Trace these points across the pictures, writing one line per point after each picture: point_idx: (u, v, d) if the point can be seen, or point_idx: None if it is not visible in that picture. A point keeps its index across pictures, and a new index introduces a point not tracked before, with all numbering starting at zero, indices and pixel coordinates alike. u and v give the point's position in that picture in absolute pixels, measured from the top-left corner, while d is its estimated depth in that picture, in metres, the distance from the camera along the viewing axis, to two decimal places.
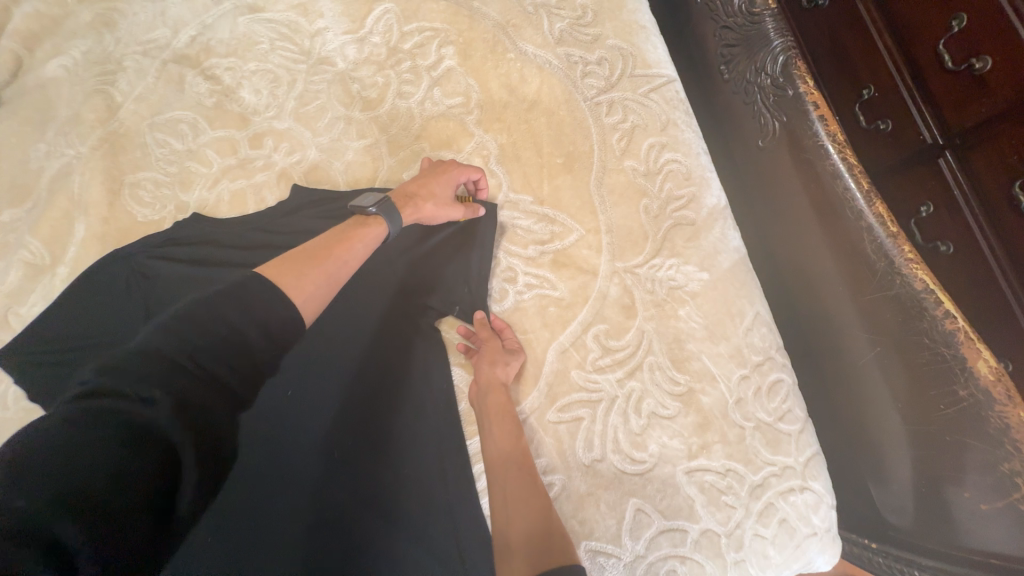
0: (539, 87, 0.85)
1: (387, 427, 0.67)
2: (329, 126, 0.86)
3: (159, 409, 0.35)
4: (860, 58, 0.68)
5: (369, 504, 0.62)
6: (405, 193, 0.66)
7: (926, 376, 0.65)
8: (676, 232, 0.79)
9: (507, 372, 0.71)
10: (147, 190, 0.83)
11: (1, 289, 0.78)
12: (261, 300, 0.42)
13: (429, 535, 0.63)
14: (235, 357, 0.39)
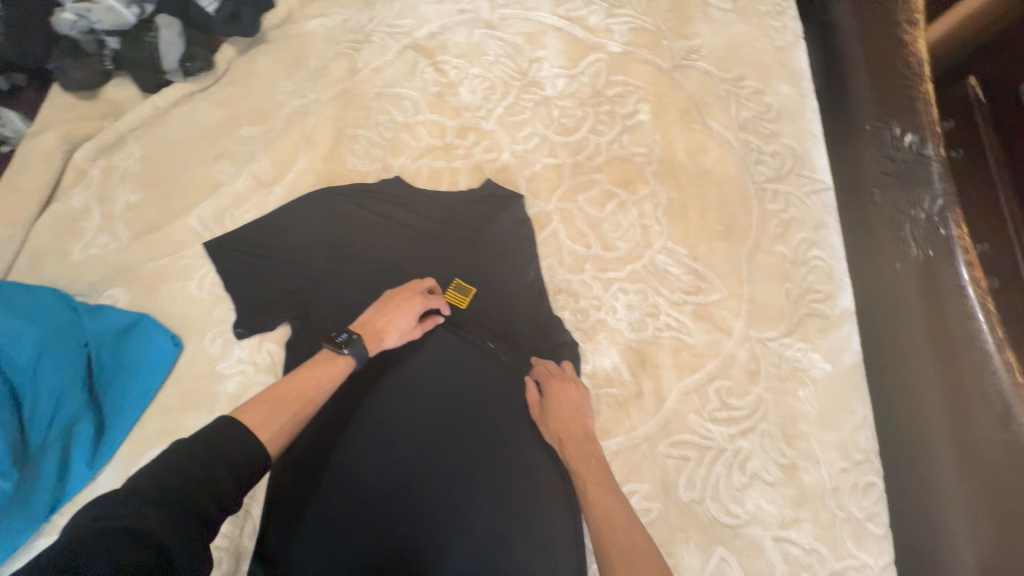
0: (716, 160, 0.96)
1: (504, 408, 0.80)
2: (527, 138, 0.98)
3: (148, 517, 0.44)
4: (983, 218, 0.80)
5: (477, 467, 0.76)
6: (373, 327, 0.74)
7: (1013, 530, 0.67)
8: (809, 320, 0.87)
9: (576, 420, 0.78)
10: (362, 145, 0.96)
11: (227, 190, 0.90)
12: (240, 431, 0.53)
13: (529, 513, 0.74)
14: (222, 464, 0.50)
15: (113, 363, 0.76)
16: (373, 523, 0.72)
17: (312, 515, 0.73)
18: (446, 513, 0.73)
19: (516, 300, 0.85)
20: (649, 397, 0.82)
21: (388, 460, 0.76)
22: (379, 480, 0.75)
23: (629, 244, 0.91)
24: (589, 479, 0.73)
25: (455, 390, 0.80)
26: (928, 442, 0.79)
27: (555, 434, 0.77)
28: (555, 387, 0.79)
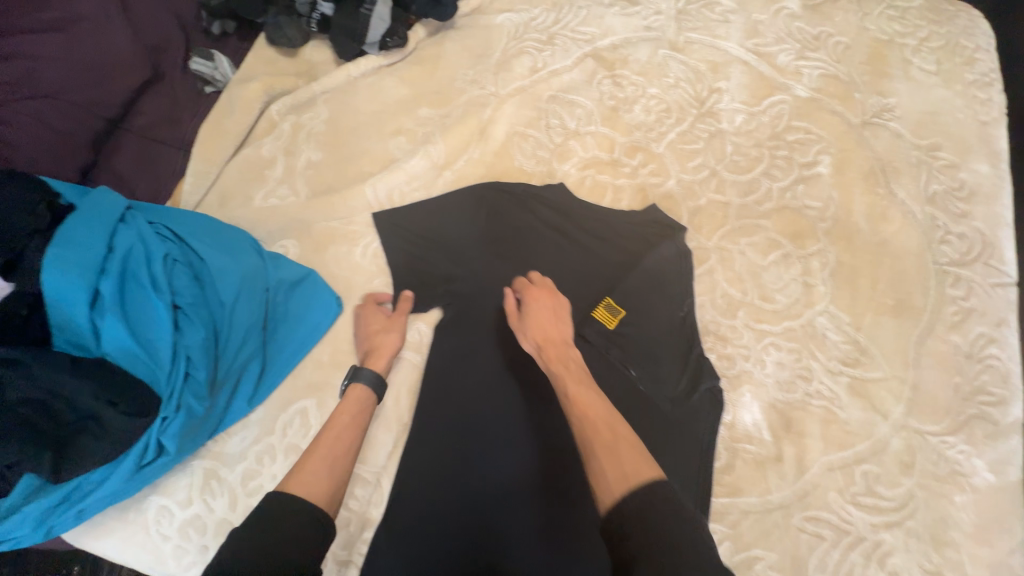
0: (896, 230, 0.90)
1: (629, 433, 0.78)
2: (696, 169, 0.96)
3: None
4: None
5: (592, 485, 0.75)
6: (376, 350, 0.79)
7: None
8: (977, 422, 0.80)
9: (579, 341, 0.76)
10: (531, 145, 0.97)
11: (401, 166, 0.93)
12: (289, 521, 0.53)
13: None
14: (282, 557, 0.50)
15: (283, 310, 0.80)
16: (467, 524, 0.73)
17: (421, 500, 0.74)
18: (524, 536, 0.73)
19: (664, 331, 0.84)
20: (788, 463, 0.78)
21: (478, 469, 0.76)
22: (495, 474, 0.75)
23: (789, 299, 0.87)
24: (570, 381, 0.70)
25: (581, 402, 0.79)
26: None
27: (532, 339, 0.75)
28: (533, 293, 0.79)
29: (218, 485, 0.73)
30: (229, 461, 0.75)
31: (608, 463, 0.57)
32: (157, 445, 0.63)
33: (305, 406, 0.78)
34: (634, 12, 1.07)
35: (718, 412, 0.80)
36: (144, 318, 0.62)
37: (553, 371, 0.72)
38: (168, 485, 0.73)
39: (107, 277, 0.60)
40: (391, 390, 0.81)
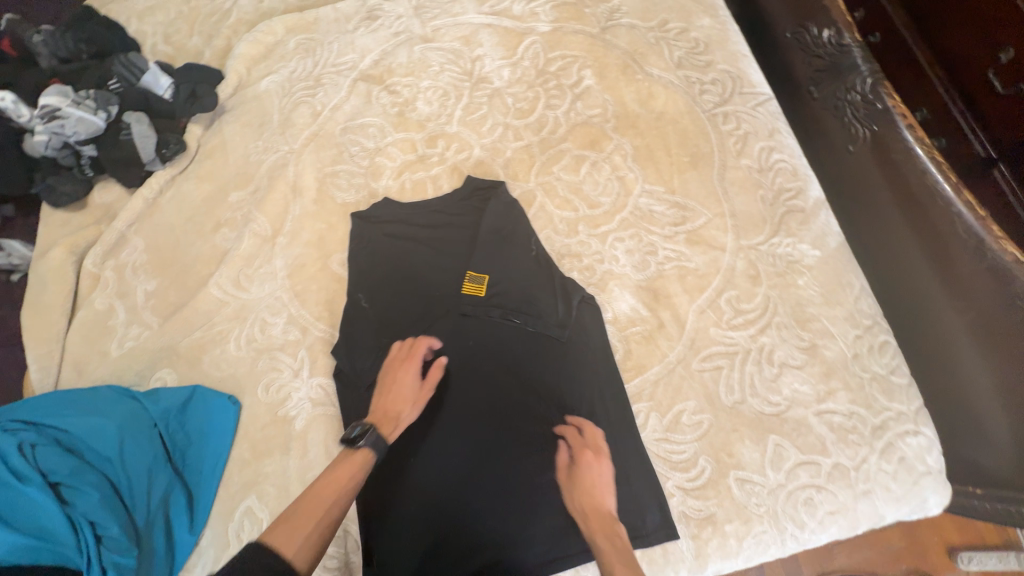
0: (665, 101, 1.04)
1: (539, 364, 0.86)
2: (490, 130, 1.05)
3: None
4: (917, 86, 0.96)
5: (530, 420, 0.83)
6: (388, 413, 0.78)
7: (1009, 346, 0.81)
8: (789, 217, 0.95)
9: (593, 480, 0.77)
10: (344, 179, 1.02)
11: (235, 253, 0.95)
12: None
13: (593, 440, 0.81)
14: None
15: (183, 436, 0.82)
16: (448, 529, 0.78)
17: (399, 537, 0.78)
18: (497, 500, 0.79)
19: (526, 268, 0.92)
20: (671, 324, 0.89)
21: (428, 484, 0.80)
22: (447, 474, 0.81)
23: (611, 197, 0.98)
24: (614, 559, 0.70)
25: (485, 366, 0.86)
26: (936, 301, 0.90)
27: (579, 507, 0.76)
28: (586, 458, 0.78)
29: None
30: None
31: None
32: None
33: (247, 504, 0.78)
34: (378, 25, 1.15)
35: (599, 315, 0.89)
36: (24, 508, 0.63)
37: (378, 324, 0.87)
38: None
39: None
40: None
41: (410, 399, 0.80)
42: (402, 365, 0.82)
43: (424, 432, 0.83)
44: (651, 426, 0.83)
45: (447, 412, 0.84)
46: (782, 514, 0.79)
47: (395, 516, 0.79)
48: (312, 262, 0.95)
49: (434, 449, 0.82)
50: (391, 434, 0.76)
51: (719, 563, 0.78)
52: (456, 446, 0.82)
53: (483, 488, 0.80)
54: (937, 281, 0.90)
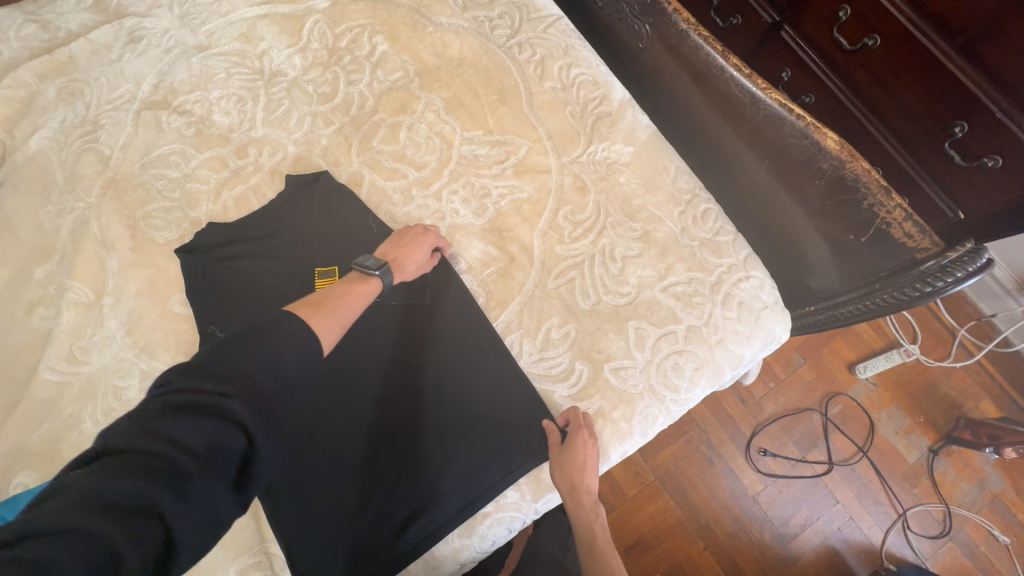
0: (460, 47, 1.05)
1: (411, 333, 0.90)
2: (299, 123, 1.02)
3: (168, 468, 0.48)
4: None
5: (416, 387, 0.86)
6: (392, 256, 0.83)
7: (796, 177, 0.94)
8: (600, 123, 1.00)
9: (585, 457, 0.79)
10: (159, 217, 0.95)
11: (61, 329, 0.88)
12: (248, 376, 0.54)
13: (475, 385, 0.86)
14: (197, 452, 0.50)
15: None
16: (361, 514, 0.78)
17: (314, 542, 0.77)
18: (401, 471, 0.81)
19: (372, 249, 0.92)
20: (520, 255, 0.93)
21: (333, 479, 0.81)
22: (348, 464, 0.82)
23: (436, 154, 0.99)
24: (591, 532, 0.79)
25: (362, 353, 0.89)
26: (743, 159, 1.02)
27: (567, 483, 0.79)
28: (582, 439, 0.80)
29: None
30: None
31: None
32: None
33: None
34: (144, 47, 1.05)
35: (451, 268, 0.93)
36: None
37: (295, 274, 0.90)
38: None
39: None
40: None
41: (416, 263, 0.85)
42: (419, 235, 0.87)
43: (318, 434, 0.84)
44: (526, 352, 0.89)
45: (336, 407, 0.86)
46: (658, 385, 0.87)
47: (314, 525, 0.78)
48: (150, 312, 0.90)
49: (335, 444, 0.83)
50: (396, 277, 0.81)
51: (620, 447, 0.86)
52: (357, 436, 0.84)
53: (385, 464, 0.81)
54: (735, 138, 1.01)
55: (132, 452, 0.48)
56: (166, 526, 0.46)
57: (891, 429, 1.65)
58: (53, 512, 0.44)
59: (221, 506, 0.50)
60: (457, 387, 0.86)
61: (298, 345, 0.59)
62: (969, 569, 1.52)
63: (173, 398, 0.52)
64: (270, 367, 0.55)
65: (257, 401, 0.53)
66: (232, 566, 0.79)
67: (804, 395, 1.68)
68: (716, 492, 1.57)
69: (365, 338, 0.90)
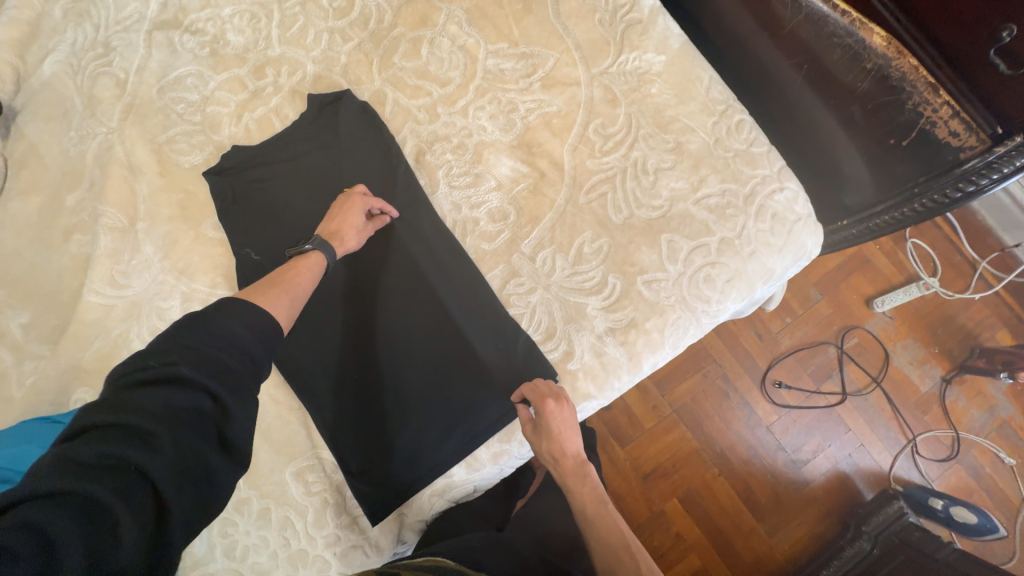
0: None
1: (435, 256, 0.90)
2: (317, 40, 0.98)
3: (131, 430, 0.47)
4: None
5: (443, 309, 0.88)
6: (330, 232, 0.81)
7: (835, 83, 0.90)
8: (630, 31, 0.95)
9: (561, 427, 0.78)
10: (183, 141, 0.94)
11: (98, 254, 0.89)
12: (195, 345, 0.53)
13: (498, 306, 0.87)
14: (159, 415, 0.49)
15: None
16: (401, 424, 0.85)
17: (362, 447, 0.85)
18: (435, 387, 0.86)
19: (392, 171, 0.91)
20: (550, 171, 0.92)
21: (373, 393, 0.87)
22: (385, 380, 0.87)
23: (460, 69, 0.96)
24: (582, 491, 0.80)
25: (389, 276, 0.90)
26: (777, 69, 0.98)
27: (551, 456, 0.80)
28: (549, 409, 0.77)
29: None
30: (207, 558, 0.81)
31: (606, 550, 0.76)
32: None
33: None
34: None
35: (426, 193, 0.91)
36: None
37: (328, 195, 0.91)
38: None
39: None
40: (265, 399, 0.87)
41: (353, 229, 0.83)
42: (345, 201, 0.83)
43: (356, 352, 0.88)
44: (559, 268, 0.89)
45: (370, 328, 0.89)
46: (690, 297, 0.88)
47: (369, 433, 0.86)
48: (184, 236, 0.91)
49: (376, 361, 0.87)
50: (336, 249, 0.80)
51: (651, 358, 0.88)
52: (390, 355, 0.88)
53: (420, 380, 0.86)
54: (771, 46, 0.97)
55: (92, 424, 0.47)
56: (154, 485, 0.46)
57: (906, 360, 1.67)
58: (33, 481, 0.43)
59: (206, 458, 0.51)
60: (482, 308, 0.88)
61: (245, 317, 0.57)
62: (973, 489, 1.58)
63: (123, 379, 0.50)
64: (216, 339, 0.54)
65: (210, 364, 0.52)
66: (288, 469, 0.84)
67: (821, 329, 1.69)
68: (731, 424, 1.62)
69: (391, 261, 0.90)
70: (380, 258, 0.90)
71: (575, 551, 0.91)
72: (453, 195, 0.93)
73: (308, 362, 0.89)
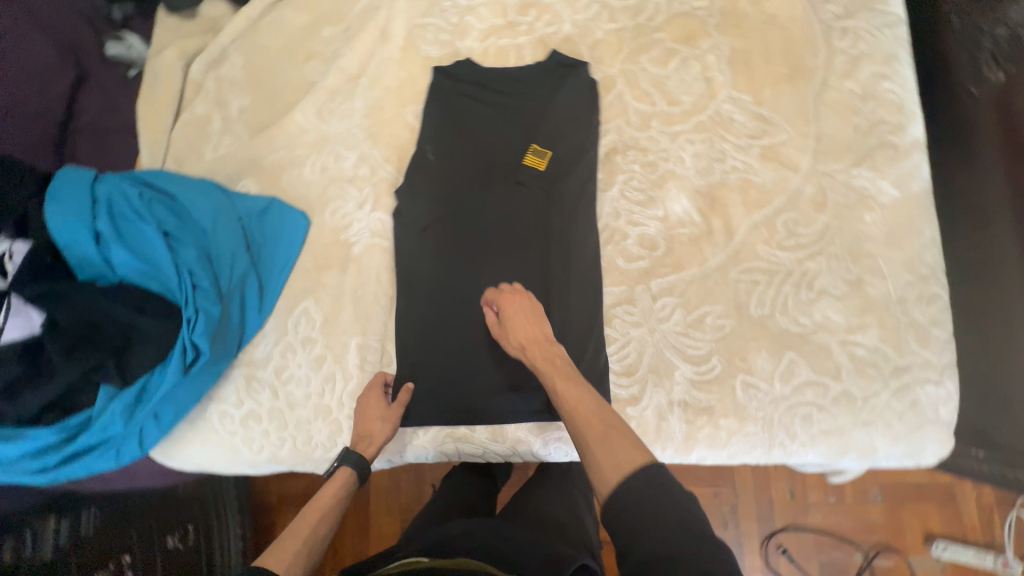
0: (780, 4, 0.96)
1: (570, 245, 0.90)
2: (586, 7, 1.01)
3: None
4: None
5: (548, 293, 0.90)
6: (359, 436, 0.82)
7: None
8: (879, 151, 0.89)
9: (521, 320, 0.80)
10: (432, 32, 1.03)
11: (322, 85, 1.01)
12: None
13: (595, 322, 0.88)
14: None
15: (261, 233, 0.92)
16: (456, 364, 0.89)
17: (413, 362, 0.89)
18: (500, 354, 0.89)
19: (580, 151, 0.94)
20: (719, 233, 0.90)
21: (448, 324, 0.90)
22: (464, 321, 0.90)
23: (694, 97, 0.95)
24: (556, 375, 0.73)
25: (520, 237, 0.92)
26: (1005, 266, 0.84)
27: (517, 343, 0.79)
28: (507, 300, 0.82)
29: (259, 383, 0.89)
30: (259, 364, 0.89)
31: (598, 455, 0.62)
32: (193, 346, 0.77)
33: (306, 305, 0.91)
34: None
35: (595, 188, 0.93)
36: (139, 243, 0.78)
37: (517, 144, 0.95)
38: (221, 392, 0.89)
39: (100, 217, 0.75)
40: (369, 273, 0.93)
41: (370, 412, 0.84)
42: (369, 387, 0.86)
43: (454, 283, 0.91)
44: (674, 320, 0.87)
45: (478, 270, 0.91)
46: (777, 423, 0.83)
47: (431, 357, 0.89)
48: (389, 108, 1.00)
49: (471, 301, 0.91)
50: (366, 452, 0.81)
51: (703, 451, 0.85)
52: (480, 303, 0.90)
53: (492, 340, 0.89)
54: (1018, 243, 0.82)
55: None
56: None
57: None
58: None
59: None
60: (585, 312, 0.88)
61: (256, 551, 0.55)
62: None
63: None
64: None
65: None
66: (355, 338, 0.90)
67: (860, 530, 1.45)
68: None
69: (529, 226, 0.92)
70: (522, 217, 0.92)
71: (563, 530, 0.80)
72: (620, 202, 0.93)
73: (417, 267, 0.92)
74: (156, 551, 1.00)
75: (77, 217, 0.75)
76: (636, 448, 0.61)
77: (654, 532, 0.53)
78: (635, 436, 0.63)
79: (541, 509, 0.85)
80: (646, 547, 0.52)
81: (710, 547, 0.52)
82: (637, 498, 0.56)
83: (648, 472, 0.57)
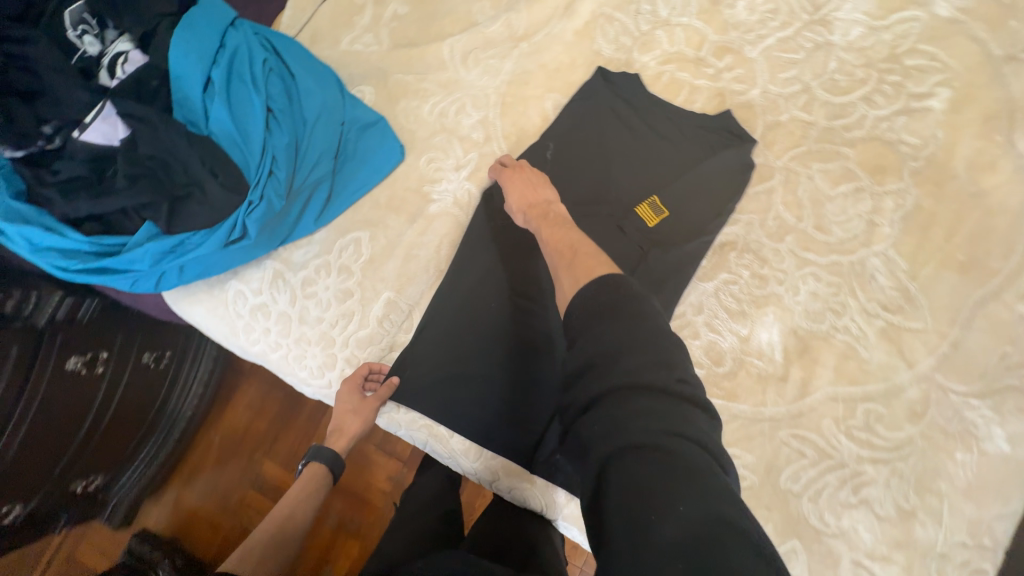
0: (998, 184, 0.81)
1: None
2: (786, 82, 0.89)
3: None
4: None
5: None
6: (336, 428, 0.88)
7: None
8: (1013, 395, 0.75)
9: (514, 177, 0.81)
10: (615, 31, 0.94)
11: (482, 30, 0.94)
12: None
13: None
14: None
15: (353, 147, 0.88)
16: (468, 368, 0.84)
17: (430, 341, 0.85)
18: (513, 381, 0.84)
19: (699, 228, 0.84)
20: (792, 384, 0.80)
21: (480, 326, 0.86)
22: (496, 331, 0.85)
23: (845, 235, 0.83)
24: (547, 225, 0.74)
25: None
26: None
27: (519, 207, 0.78)
28: (508, 171, 0.82)
29: (283, 284, 0.87)
30: (293, 268, 0.87)
31: (566, 280, 0.64)
32: (242, 227, 0.75)
33: (359, 237, 0.87)
34: None
35: (693, 270, 0.83)
36: (240, 106, 0.74)
37: (639, 187, 0.87)
38: (246, 275, 0.88)
39: (218, 66, 0.72)
40: (433, 238, 0.88)
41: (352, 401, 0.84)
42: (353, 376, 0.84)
43: (507, 288, 0.86)
44: None
45: (534, 293, 0.86)
46: None
47: (449, 347, 0.85)
48: (534, 86, 0.93)
49: (511, 318, 0.86)
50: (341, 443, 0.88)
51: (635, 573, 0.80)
52: (521, 323, 0.85)
53: (512, 365, 0.84)
54: None
55: None
56: None
57: None
58: None
59: None
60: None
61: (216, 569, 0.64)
62: None
63: None
64: None
65: None
66: (387, 293, 0.86)
67: None
68: None
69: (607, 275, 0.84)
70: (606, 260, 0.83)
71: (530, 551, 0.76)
72: (708, 299, 0.84)
73: (475, 260, 0.87)
74: (132, 363, 1.03)
75: (197, 54, 0.71)
76: (594, 268, 0.62)
77: (613, 331, 0.53)
78: (610, 263, 0.64)
79: (512, 532, 0.82)
80: (584, 349, 0.54)
81: (652, 351, 0.51)
82: (608, 296, 0.57)
83: (601, 281, 0.59)
